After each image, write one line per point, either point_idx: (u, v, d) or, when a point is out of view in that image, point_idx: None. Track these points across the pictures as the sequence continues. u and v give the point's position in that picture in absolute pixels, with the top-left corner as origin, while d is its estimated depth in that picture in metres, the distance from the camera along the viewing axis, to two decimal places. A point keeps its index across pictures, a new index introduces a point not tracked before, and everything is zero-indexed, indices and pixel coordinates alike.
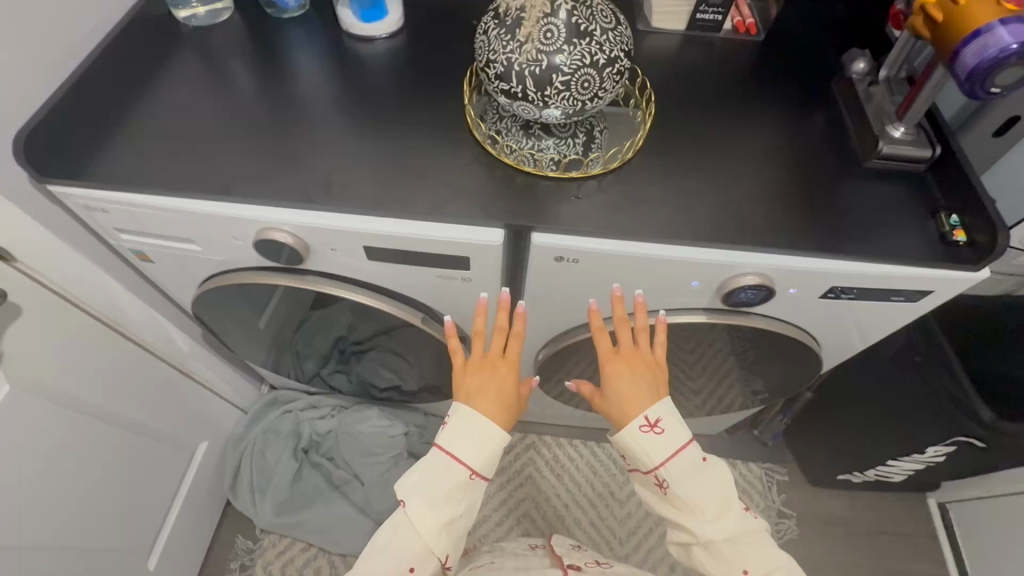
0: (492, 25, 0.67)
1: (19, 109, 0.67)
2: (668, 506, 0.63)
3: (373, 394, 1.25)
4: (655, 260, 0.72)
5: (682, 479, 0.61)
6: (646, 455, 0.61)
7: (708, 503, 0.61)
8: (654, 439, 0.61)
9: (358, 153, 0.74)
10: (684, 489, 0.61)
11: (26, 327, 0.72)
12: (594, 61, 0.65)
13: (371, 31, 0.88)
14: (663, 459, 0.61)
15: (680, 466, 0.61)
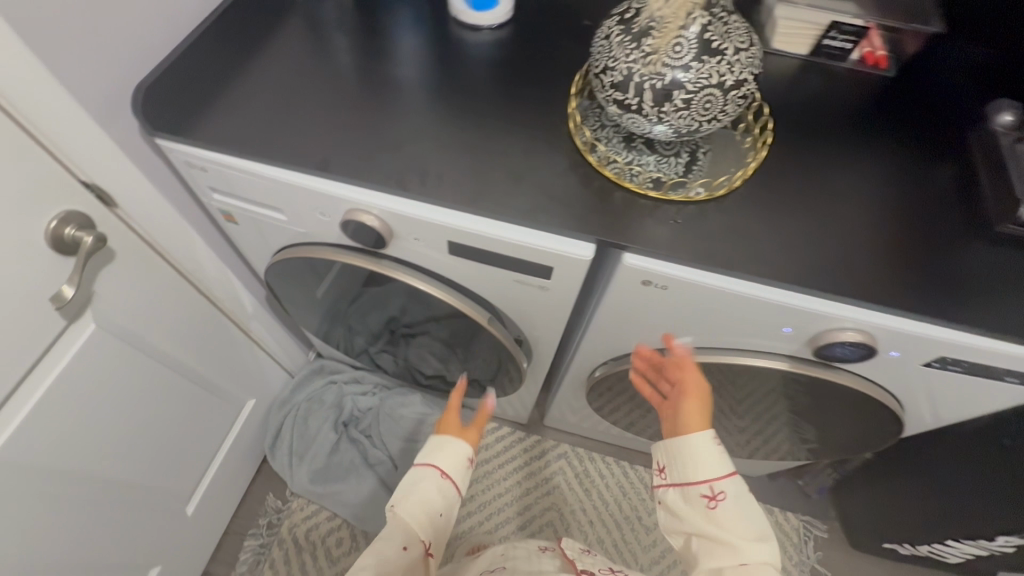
0: (616, 31, 0.64)
1: (139, 61, 0.69)
2: (711, 526, 0.57)
3: (418, 379, 1.26)
4: (748, 300, 0.68)
5: (738, 496, 0.58)
6: (697, 466, 0.60)
7: (755, 530, 0.56)
8: (707, 453, 0.60)
9: (453, 144, 0.73)
10: (736, 508, 0.57)
11: (117, 271, 0.74)
12: (721, 82, 0.61)
13: (477, 20, 0.86)
14: (719, 475, 0.59)
15: (736, 486, 0.59)
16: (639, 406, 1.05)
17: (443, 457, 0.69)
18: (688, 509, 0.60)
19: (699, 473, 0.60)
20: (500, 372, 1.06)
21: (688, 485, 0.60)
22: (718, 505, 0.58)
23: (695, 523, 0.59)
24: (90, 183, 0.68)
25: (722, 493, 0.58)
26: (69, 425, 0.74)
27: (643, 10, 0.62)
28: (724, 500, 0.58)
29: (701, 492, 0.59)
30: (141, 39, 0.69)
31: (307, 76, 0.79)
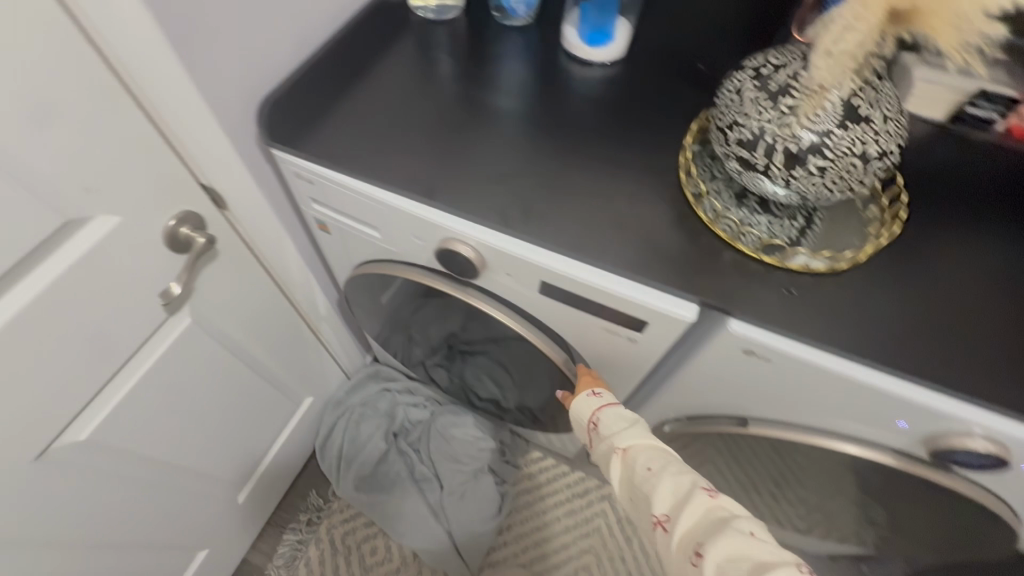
0: (750, 85, 0.61)
1: (267, 72, 0.71)
2: (637, 466, 0.63)
3: (471, 400, 1.25)
4: (863, 387, 0.62)
5: (610, 416, 0.70)
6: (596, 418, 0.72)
7: (626, 429, 0.67)
8: (600, 418, 0.71)
9: (557, 183, 0.71)
10: (612, 418, 0.70)
11: (217, 269, 0.77)
12: (864, 152, 0.56)
13: (581, 52, 0.85)
14: (599, 405, 0.72)
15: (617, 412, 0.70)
16: (691, 454, 1.04)
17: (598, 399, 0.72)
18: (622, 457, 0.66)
19: (614, 426, 0.69)
20: (560, 409, 1.03)
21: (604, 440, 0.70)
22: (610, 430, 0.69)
23: (625, 469, 0.65)
24: (207, 185, 0.70)
25: (603, 418, 0.70)
26: (152, 412, 0.77)
27: (783, 68, 0.59)
28: (630, 426, 0.68)
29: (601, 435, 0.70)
30: (272, 52, 0.71)
31: (416, 98, 0.80)
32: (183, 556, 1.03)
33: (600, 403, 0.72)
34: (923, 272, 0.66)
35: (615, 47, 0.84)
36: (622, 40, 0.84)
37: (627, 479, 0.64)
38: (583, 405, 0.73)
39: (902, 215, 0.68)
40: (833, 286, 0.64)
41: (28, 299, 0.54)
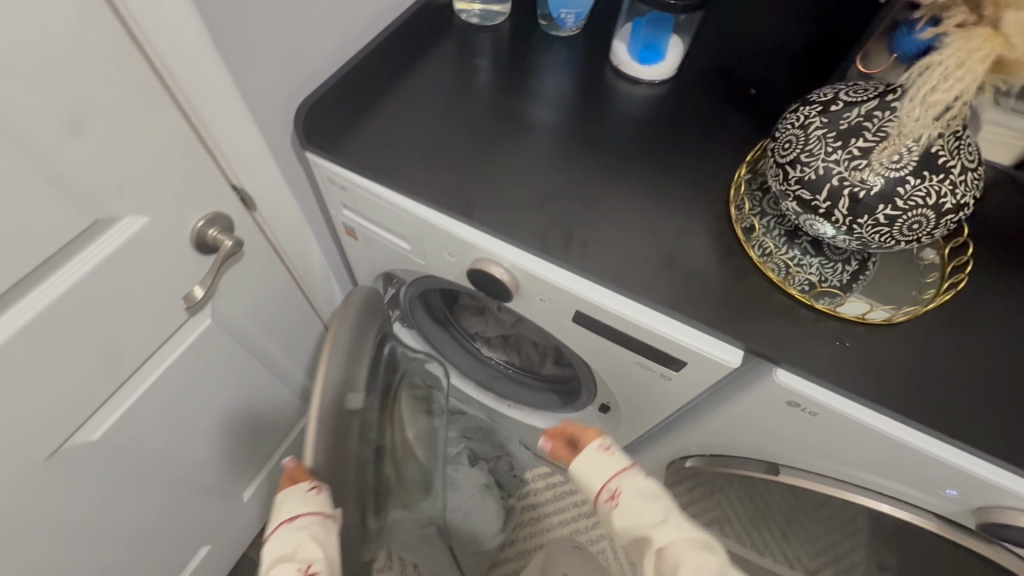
0: (817, 123, 0.57)
1: (308, 72, 0.69)
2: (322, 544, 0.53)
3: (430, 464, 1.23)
4: (915, 453, 0.58)
5: (627, 474, 0.57)
6: (592, 476, 0.58)
7: (651, 516, 0.53)
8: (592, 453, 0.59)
9: (599, 208, 0.68)
10: (631, 486, 0.56)
11: (240, 271, 0.75)
12: (938, 204, 0.53)
13: (629, 66, 0.81)
14: (612, 470, 0.57)
15: (635, 475, 0.57)
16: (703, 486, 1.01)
17: (288, 509, 0.54)
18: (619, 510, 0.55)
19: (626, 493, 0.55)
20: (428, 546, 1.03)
21: (599, 506, 0.58)
22: (624, 499, 0.55)
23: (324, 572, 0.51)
24: (239, 185, 0.67)
25: (305, 532, 0.53)
26: (168, 411, 0.75)
27: (856, 108, 0.55)
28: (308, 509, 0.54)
29: (603, 500, 0.57)
30: (315, 52, 0.68)
31: (456, 107, 0.77)
32: (187, 550, 1.02)
33: (313, 495, 0.55)
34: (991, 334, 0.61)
35: (663, 68, 0.81)
36: (672, 59, 0.81)
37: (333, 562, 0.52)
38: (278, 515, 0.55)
39: (968, 269, 0.64)
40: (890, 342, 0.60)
41: (50, 300, 0.52)
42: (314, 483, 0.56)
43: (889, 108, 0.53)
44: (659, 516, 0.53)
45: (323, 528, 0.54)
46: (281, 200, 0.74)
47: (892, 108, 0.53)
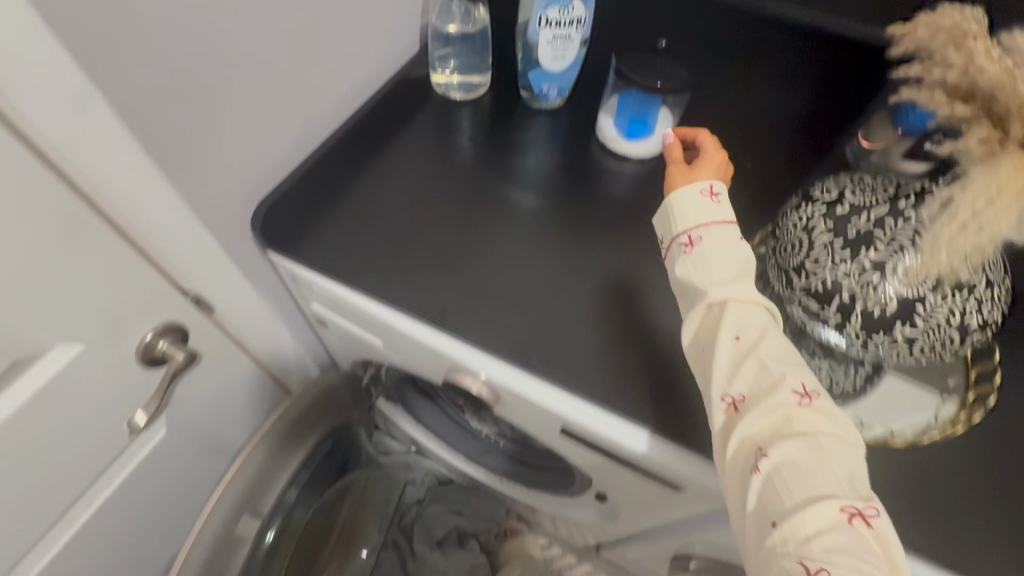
0: (822, 225, 0.52)
1: (268, 166, 0.64)
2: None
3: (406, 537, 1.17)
4: None
5: (717, 240, 0.52)
6: (686, 214, 0.54)
7: (720, 283, 0.50)
8: (678, 225, 0.54)
9: (585, 309, 0.62)
10: (713, 256, 0.51)
11: (199, 375, 0.69)
12: (964, 324, 0.47)
13: (614, 143, 0.77)
14: (711, 219, 0.53)
15: (722, 234, 0.52)
16: None
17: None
18: (698, 258, 0.52)
19: (706, 269, 0.51)
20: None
21: (668, 245, 0.56)
22: (695, 253, 0.52)
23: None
24: (192, 293, 0.62)
25: None
26: (119, 531, 0.69)
27: (864, 212, 0.50)
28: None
29: (677, 245, 0.54)
30: (274, 146, 0.63)
31: (431, 195, 0.72)
32: None
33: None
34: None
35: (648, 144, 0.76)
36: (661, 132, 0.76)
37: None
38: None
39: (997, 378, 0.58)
40: (915, 467, 0.52)
41: None
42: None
43: (901, 216, 0.48)
44: (730, 279, 0.50)
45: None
46: (242, 299, 0.69)
47: (905, 216, 0.48)
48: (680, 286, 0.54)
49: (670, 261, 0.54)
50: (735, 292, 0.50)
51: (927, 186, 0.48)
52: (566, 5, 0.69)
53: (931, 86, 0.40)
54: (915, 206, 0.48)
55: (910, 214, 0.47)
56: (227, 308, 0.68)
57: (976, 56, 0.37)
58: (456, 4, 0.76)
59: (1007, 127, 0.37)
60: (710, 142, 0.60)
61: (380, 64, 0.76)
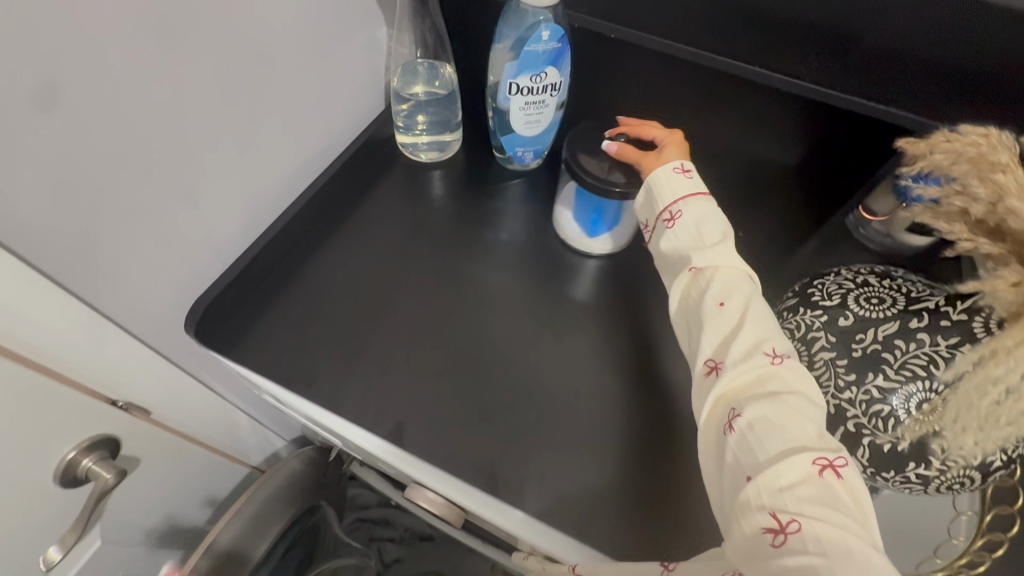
0: (823, 337, 0.46)
1: (210, 259, 0.58)
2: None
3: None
4: None
5: (695, 207, 0.53)
6: (664, 192, 0.55)
7: (704, 248, 0.51)
8: (718, 292, 0.48)
9: (556, 414, 0.57)
10: (695, 222, 0.52)
11: (141, 479, 0.64)
12: (989, 464, 0.41)
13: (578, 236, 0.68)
14: (685, 192, 0.54)
15: (701, 204, 0.53)
16: None
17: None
18: (690, 286, 0.50)
19: (738, 356, 0.45)
20: None
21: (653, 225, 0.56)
22: (678, 226, 0.53)
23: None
24: (122, 400, 0.56)
25: None
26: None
27: (869, 329, 0.43)
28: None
29: (659, 223, 0.54)
30: (214, 236, 0.57)
31: (395, 277, 0.67)
32: None
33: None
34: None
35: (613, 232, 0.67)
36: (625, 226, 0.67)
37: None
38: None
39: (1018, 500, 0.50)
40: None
41: None
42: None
43: (913, 339, 0.41)
44: (712, 242, 0.51)
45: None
46: (187, 397, 0.63)
47: (918, 337, 0.41)
48: (680, 312, 0.51)
49: (688, 311, 0.50)
50: (724, 262, 0.50)
51: (943, 303, 0.41)
52: (539, 72, 0.62)
53: (950, 216, 0.35)
54: (930, 327, 0.41)
55: (924, 336, 0.41)
56: (168, 406, 0.62)
57: (1009, 190, 0.32)
58: (421, 64, 0.71)
59: None
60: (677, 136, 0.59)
61: (339, 129, 0.70)
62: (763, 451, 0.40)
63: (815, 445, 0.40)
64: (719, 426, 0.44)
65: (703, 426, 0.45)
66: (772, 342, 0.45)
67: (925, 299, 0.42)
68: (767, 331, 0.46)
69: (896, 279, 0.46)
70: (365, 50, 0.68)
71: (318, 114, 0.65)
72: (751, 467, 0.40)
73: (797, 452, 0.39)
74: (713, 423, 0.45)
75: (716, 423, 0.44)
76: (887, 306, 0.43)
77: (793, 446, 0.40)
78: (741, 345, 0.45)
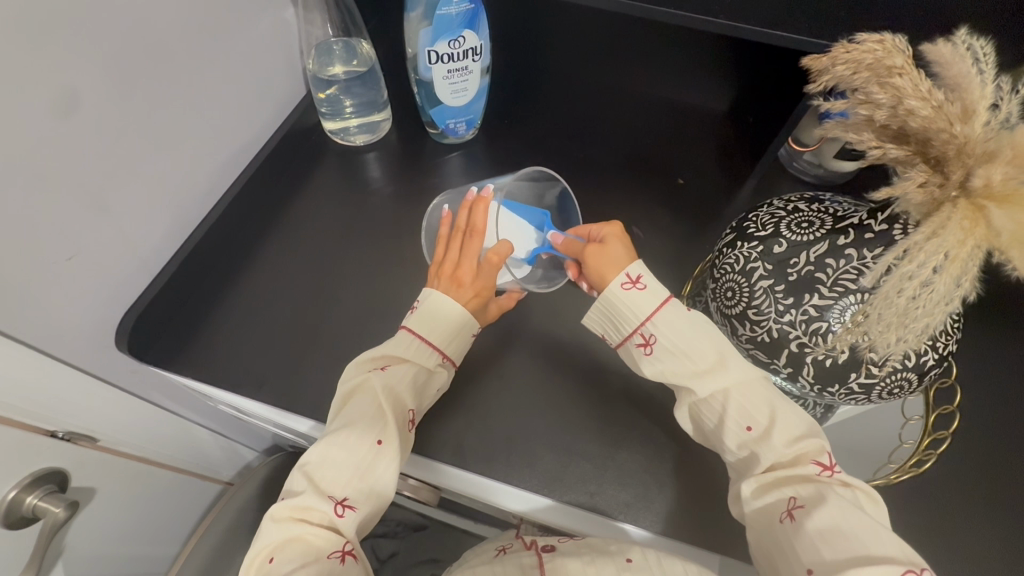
0: (760, 267, 0.46)
1: (132, 269, 0.55)
2: (437, 390, 0.52)
3: None
4: None
5: (669, 326, 0.48)
6: (625, 314, 0.49)
7: (692, 366, 0.46)
8: (742, 416, 0.45)
9: (518, 381, 0.57)
10: (674, 344, 0.47)
11: (101, 509, 0.61)
12: (923, 365, 0.43)
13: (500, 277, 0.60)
14: (650, 310, 0.48)
15: (672, 318, 0.48)
16: None
17: (440, 330, 0.52)
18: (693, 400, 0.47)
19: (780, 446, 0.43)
20: None
21: (623, 341, 0.51)
22: (657, 350, 0.48)
23: (403, 381, 0.49)
24: (62, 430, 0.53)
25: None
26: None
27: (802, 252, 0.44)
28: (363, 455, 0.46)
29: (632, 344, 0.49)
30: (136, 245, 0.54)
31: (337, 267, 0.65)
32: None
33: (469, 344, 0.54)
34: (1017, 466, 0.50)
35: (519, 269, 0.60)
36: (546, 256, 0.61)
37: (378, 496, 0.46)
38: (401, 336, 0.52)
39: (958, 399, 0.53)
40: (894, 507, 0.49)
41: None
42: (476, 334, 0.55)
43: (842, 256, 0.42)
44: (703, 367, 0.46)
45: (424, 373, 0.51)
46: (133, 418, 0.60)
47: (847, 253, 0.42)
48: (702, 435, 0.48)
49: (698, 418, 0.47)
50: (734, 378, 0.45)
51: (866, 217, 0.43)
52: (457, 36, 0.60)
53: (859, 127, 0.36)
54: (856, 242, 0.42)
55: (852, 252, 0.42)
56: (114, 431, 0.59)
57: (906, 92, 0.33)
58: (336, 43, 0.68)
59: (945, 168, 0.33)
60: (607, 235, 0.53)
61: (259, 120, 0.67)
62: (830, 550, 0.38)
63: (886, 553, 0.37)
64: (772, 510, 0.42)
65: (754, 500, 0.43)
66: (824, 449, 0.43)
67: (848, 217, 0.44)
68: (809, 432, 0.44)
69: (825, 201, 0.47)
70: (274, 33, 0.65)
71: (234, 106, 0.62)
72: (812, 560, 0.39)
73: (864, 560, 0.37)
74: (765, 504, 0.43)
75: (769, 512, 0.42)
76: (816, 228, 0.44)
77: (861, 553, 0.37)
78: (782, 442, 0.43)
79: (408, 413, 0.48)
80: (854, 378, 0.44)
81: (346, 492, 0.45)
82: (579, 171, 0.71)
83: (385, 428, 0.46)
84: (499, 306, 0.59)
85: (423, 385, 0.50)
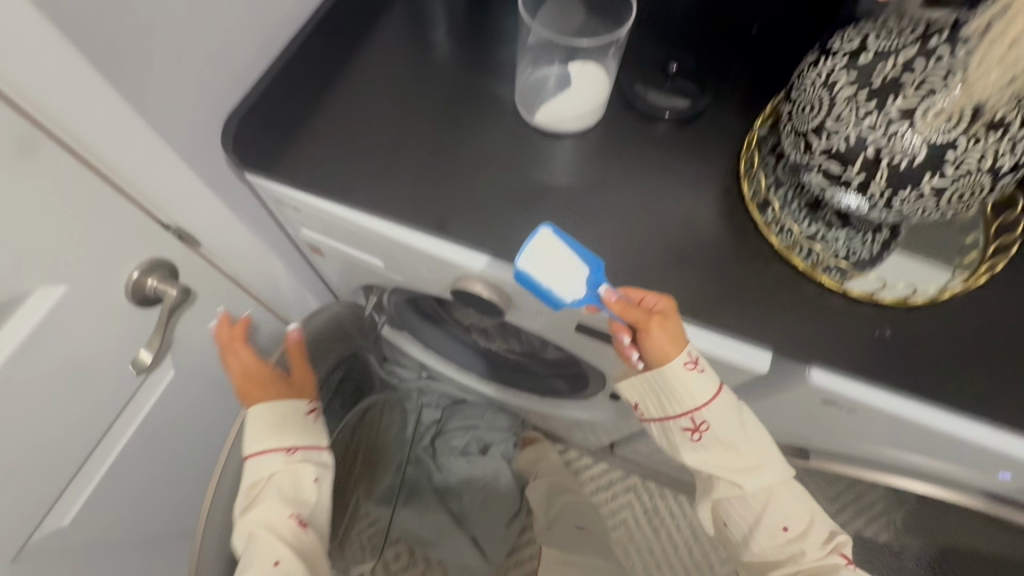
0: (844, 77, 0.47)
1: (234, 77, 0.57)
2: (321, 421, 0.64)
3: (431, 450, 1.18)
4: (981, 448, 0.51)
5: (717, 418, 0.51)
6: (680, 398, 0.52)
7: (741, 468, 0.52)
8: (781, 518, 0.52)
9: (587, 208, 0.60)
10: (725, 438, 0.52)
11: (199, 316, 0.67)
12: (996, 168, 0.44)
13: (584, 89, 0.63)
14: (704, 400, 0.51)
15: (722, 409, 0.51)
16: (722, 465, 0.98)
17: (283, 438, 0.59)
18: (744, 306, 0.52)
19: (774, 472, 0.53)
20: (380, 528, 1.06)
21: (672, 427, 0.54)
22: (705, 440, 0.52)
23: (282, 457, 0.59)
24: (174, 226, 0.58)
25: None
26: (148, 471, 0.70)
27: (890, 58, 0.45)
28: (287, 533, 0.56)
29: (684, 432, 0.53)
30: (238, 51, 0.56)
31: None
32: None
33: (309, 421, 0.63)
34: None
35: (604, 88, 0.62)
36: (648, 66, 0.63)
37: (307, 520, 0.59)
38: (247, 468, 0.59)
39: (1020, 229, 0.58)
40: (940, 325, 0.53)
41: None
42: (311, 406, 0.63)
43: (934, 56, 0.43)
44: (749, 465, 0.52)
45: (301, 462, 0.59)
46: (236, 239, 0.66)
47: (937, 54, 0.43)
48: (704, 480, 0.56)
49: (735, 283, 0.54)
50: (784, 477, 0.53)
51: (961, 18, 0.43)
52: None
53: None
54: (948, 42, 0.43)
55: (944, 51, 0.43)
56: (214, 241, 0.64)
57: None
58: None
59: None
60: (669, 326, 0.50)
61: None
62: None
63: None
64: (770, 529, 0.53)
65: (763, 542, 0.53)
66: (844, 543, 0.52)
67: (937, 19, 0.44)
68: (833, 538, 0.52)
69: None
70: None
71: None
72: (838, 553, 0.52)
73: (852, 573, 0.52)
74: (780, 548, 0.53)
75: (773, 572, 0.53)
76: (906, 34, 0.45)
77: None
78: (817, 541, 0.52)
79: (292, 454, 0.59)
80: (928, 182, 0.46)
81: (298, 511, 0.58)
82: (650, 19, 0.70)
83: (295, 505, 0.58)
84: (299, 358, 0.66)
85: (292, 419, 0.61)
